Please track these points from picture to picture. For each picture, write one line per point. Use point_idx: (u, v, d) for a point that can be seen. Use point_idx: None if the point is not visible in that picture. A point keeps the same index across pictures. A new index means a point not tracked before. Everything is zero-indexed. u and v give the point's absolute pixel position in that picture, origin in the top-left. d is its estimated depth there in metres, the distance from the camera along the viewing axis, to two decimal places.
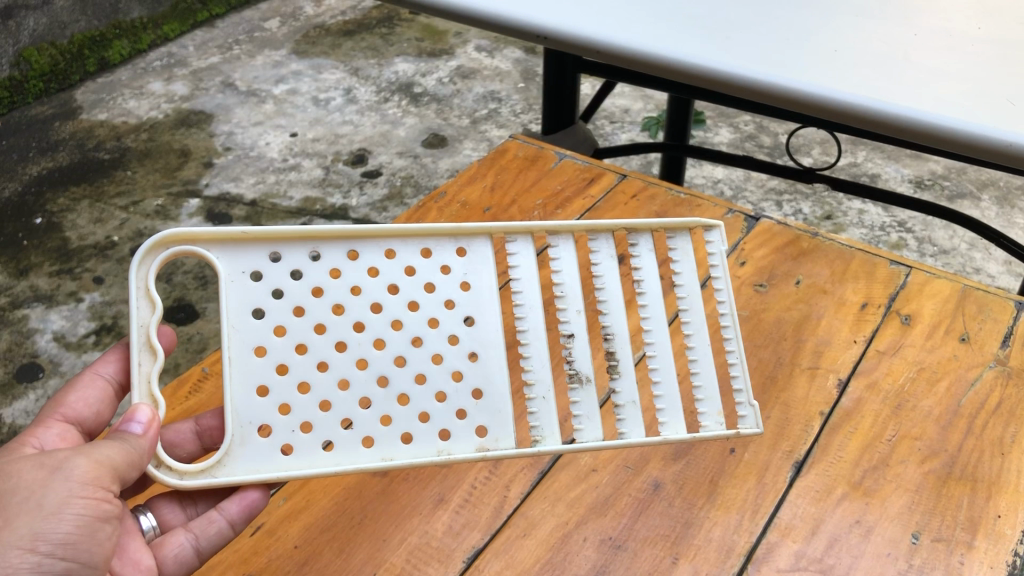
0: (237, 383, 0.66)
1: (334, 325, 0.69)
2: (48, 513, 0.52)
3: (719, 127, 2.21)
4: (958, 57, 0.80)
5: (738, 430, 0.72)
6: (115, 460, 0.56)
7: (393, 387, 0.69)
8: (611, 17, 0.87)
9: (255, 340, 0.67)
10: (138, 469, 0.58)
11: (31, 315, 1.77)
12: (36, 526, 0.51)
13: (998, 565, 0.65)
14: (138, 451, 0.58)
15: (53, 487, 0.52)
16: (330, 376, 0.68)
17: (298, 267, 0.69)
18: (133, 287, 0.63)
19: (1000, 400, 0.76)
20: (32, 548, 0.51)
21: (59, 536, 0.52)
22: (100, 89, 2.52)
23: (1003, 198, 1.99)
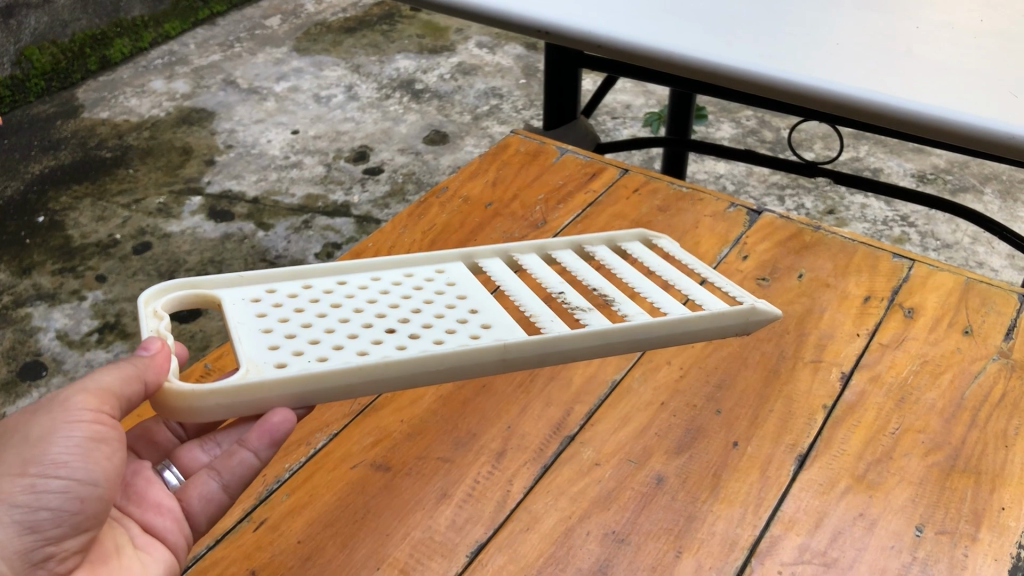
0: (246, 344, 0.64)
1: (334, 312, 0.70)
2: (33, 440, 0.54)
3: (721, 122, 2.21)
4: (962, 51, 0.79)
5: (754, 305, 0.73)
6: (108, 383, 0.56)
7: (403, 330, 0.68)
8: (612, 13, 0.87)
9: (259, 325, 0.67)
10: (139, 384, 0.56)
11: (34, 313, 1.77)
12: (26, 454, 0.53)
13: (1002, 557, 0.64)
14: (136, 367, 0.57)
15: (40, 419, 0.55)
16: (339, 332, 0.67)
17: (291, 291, 0.72)
18: (143, 308, 0.64)
19: (1003, 393, 0.76)
20: (24, 472, 0.53)
21: (58, 455, 0.54)
22: (102, 87, 2.52)
23: (1006, 192, 1.99)
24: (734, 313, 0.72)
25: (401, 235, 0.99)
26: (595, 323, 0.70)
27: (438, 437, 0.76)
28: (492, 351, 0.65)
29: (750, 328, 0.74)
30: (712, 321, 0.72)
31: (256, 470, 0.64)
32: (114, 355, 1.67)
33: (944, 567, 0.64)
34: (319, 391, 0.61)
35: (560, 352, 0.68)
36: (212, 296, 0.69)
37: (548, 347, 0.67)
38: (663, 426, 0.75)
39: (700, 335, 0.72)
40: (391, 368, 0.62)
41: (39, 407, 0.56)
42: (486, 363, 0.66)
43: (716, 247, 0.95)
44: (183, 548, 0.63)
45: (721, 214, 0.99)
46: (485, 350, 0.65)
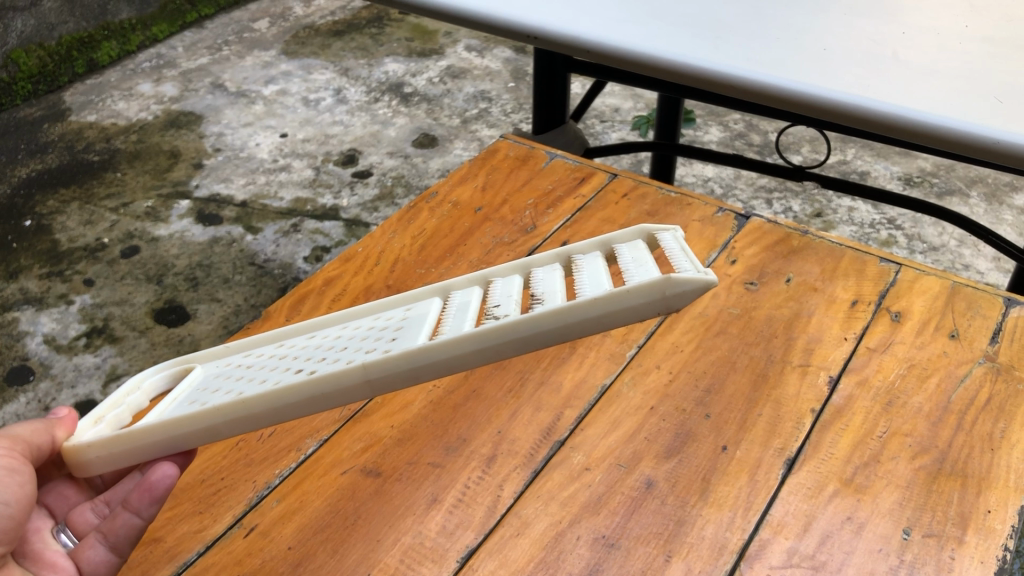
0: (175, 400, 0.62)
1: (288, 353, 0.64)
2: None
3: (709, 125, 2.22)
4: (947, 56, 0.80)
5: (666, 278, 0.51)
6: (19, 431, 0.63)
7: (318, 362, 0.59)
8: (600, 17, 0.87)
9: (203, 386, 0.64)
10: (48, 436, 0.65)
11: (20, 318, 1.75)
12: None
13: (988, 560, 0.64)
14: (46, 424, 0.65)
15: None
16: (258, 375, 0.61)
17: (262, 353, 0.67)
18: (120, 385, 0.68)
19: (990, 396, 0.76)
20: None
21: None
22: (89, 90, 2.51)
23: (991, 195, 2.01)
24: (646, 289, 0.51)
25: (391, 240, 0.99)
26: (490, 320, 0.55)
27: (429, 442, 0.76)
28: (383, 363, 0.54)
29: (675, 306, 0.52)
30: (618, 301, 0.52)
31: (142, 529, 0.64)
32: (101, 360, 1.65)
33: (931, 570, 0.64)
34: (196, 432, 0.57)
35: (453, 359, 0.54)
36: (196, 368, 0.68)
37: (423, 358, 0.54)
38: (653, 430, 0.76)
39: (612, 318, 0.53)
40: (272, 396, 0.55)
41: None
42: (358, 388, 0.55)
43: (705, 252, 0.95)
44: None
45: (709, 219, 1.00)
46: (350, 369, 0.54)
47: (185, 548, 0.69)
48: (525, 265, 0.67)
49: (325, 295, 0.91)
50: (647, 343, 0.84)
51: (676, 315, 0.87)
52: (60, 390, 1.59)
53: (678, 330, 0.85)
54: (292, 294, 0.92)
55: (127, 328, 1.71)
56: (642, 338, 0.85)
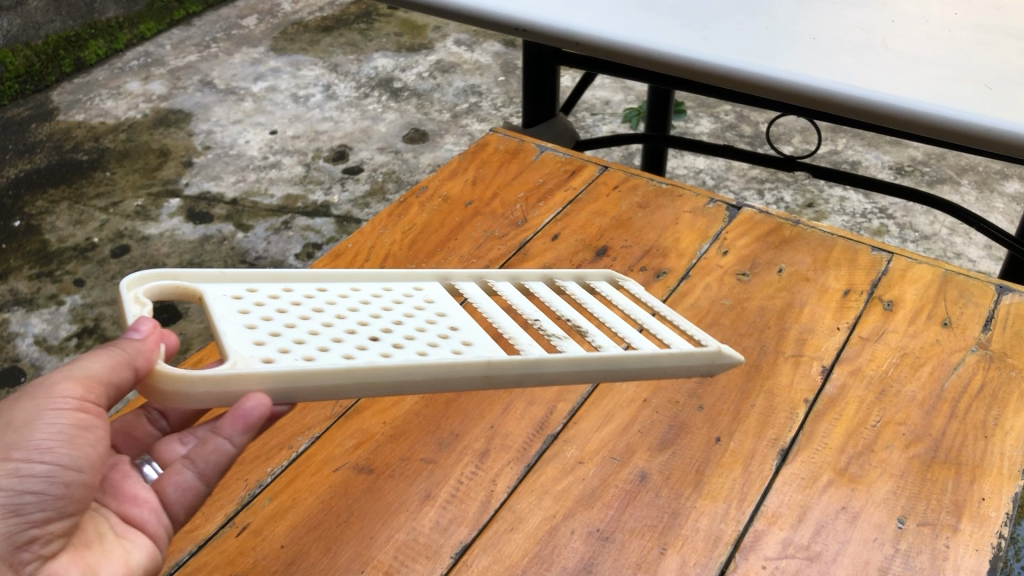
0: (232, 335, 0.55)
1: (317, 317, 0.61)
2: (17, 425, 0.49)
3: (700, 117, 2.22)
4: (935, 44, 0.79)
5: (720, 348, 0.69)
6: (96, 370, 0.51)
7: (386, 341, 0.60)
8: (588, 9, 0.86)
9: (245, 324, 0.57)
10: (129, 370, 0.50)
11: (10, 319, 1.73)
12: (8, 437, 0.48)
13: (983, 547, 0.64)
14: (130, 349, 0.50)
15: (20, 405, 0.50)
16: (325, 336, 0.59)
17: (270, 299, 0.61)
18: (124, 289, 0.55)
19: (982, 384, 0.76)
20: (7, 456, 0.48)
21: (42, 441, 0.49)
22: (77, 89, 2.49)
23: (982, 183, 2.01)
24: (701, 354, 0.69)
25: (381, 235, 0.98)
26: (572, 349, 0.65)
27: (420, 438, 0.75)
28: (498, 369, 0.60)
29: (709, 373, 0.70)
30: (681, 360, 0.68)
31: (234, 457, 0.54)
32: None
33: (926, 559, 0.64)
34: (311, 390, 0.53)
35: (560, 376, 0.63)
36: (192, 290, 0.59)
37: (536, 369, 0.62)
38: (647, 422, 0.75)
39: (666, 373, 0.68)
40: (398, 371, 0.56)
41: (21, 394, 0.51)
42: (476, 379, 0.60)
43: (696, 243, 0.94)
44: (164, 539, 0.55)
45: (701, 210, 0.99)
46: (476, 364, 0.59)
47: (178, 548, 0.68)
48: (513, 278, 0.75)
49: None
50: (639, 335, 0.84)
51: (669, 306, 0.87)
52: None
53: None
54: None
55: (118, 328, 1.70)
56: None
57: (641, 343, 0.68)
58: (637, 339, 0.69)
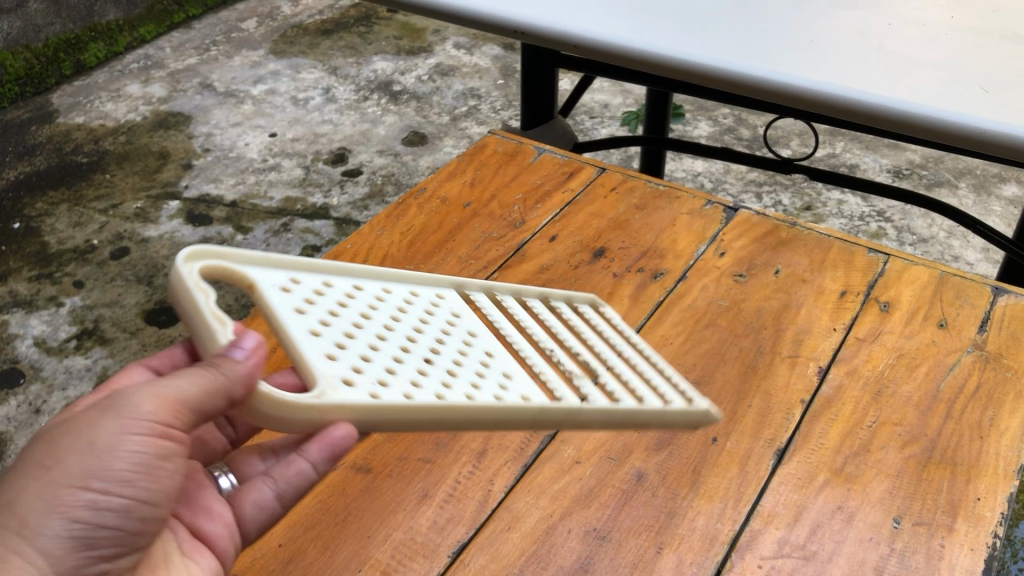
0: (303, 348, 0.53)
1: (370, 325, 0.59)
2: (100, 450, 0.48)
3: (699, 120, 2.22)
4: (932, 47, 0.80)
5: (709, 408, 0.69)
6: (186, 392, 0.48)
7: (441, 366, 0.60)
8: (586, 12, 0.87)
9: (308, 330, 0.55)
10: (224, 397, 0.48)
11: (10, 320, 1.74)
12: (89, 463, 0.47)
13: (978, 547, 0.65)
14: (228, 375, 0.48)
15: (103, 424, 0.48)
16: (383, 353, 0.58)
17: (319, 296, 0.59)
18: (186, 278, 0.51)
19: (978, 384, 0.77)
20: (86, 485, 0.47)
21: (121, 472, 0.48)
22: (77, 92, 2.49)
23: (980, 186, 2.02)
24: (698, 411, 0.68)
25: (379, 236, 0.98)
26: (594, 395, 0.65)
27: (418, 438, 0.76)
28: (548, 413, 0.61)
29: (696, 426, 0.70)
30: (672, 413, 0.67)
31: (313, 481, 0.58)
32: (93, 361, 1.64)
33: (921, 558, 0.64)
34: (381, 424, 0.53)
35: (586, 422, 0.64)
36: (244, 277, 0.56)
37: (574, 417, 0.63)
38: (644, 422, 0.76)
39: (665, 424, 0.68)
40: (468, 413, 0.56)
41: (102, 407, 0.49)
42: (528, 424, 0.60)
43: (693, 245, 0.95)
44: (230, 554, 0.59)
45: (698, 211, 1.00)
46: (529, 410, 0.60)
47: None
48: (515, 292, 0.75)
49: None
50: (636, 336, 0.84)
51: (666, 307, 0.87)
52: (51, 393, 1.58)
53: (667, 323, 0.85)
54: None
55: (117, 329, 1.70)
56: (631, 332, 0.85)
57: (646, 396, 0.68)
58: (643, 390, 0.68)
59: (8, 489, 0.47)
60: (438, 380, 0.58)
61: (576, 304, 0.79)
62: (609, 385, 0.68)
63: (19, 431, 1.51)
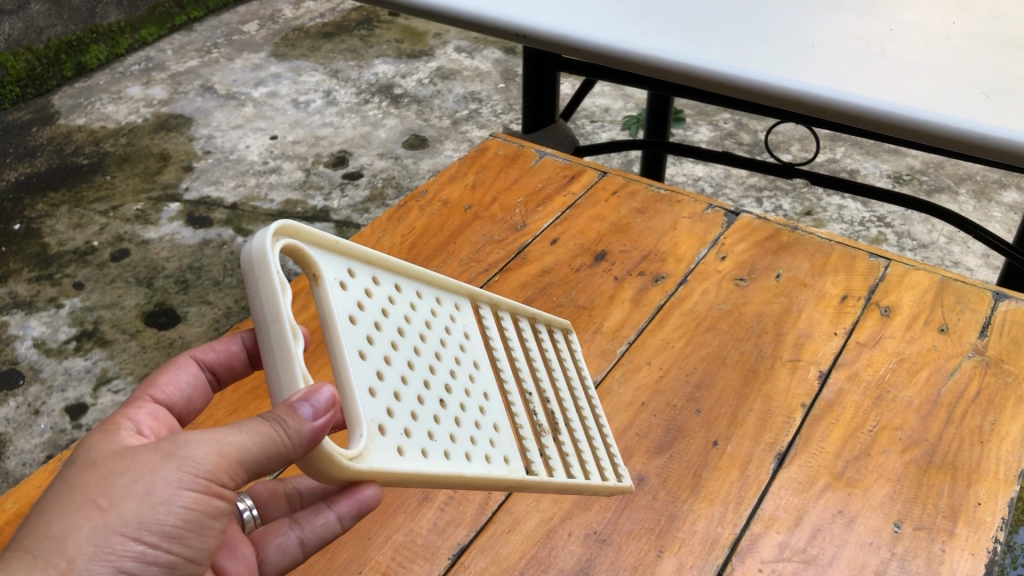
0: (350, 372, 0.51)
1: (404, 346, 0.57)
2: (155, 501, 0.44)
3: (699, 125, 2.23)
4: (932, 52, 0.80)
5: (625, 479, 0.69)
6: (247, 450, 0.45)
7: (452, 413, 0.58)
8: (588, 16, 0.87)
9: (355, 348, 0.52)
10: (282, 461, 0.46)
11: (9, 322, 1.74)
12: (142, 513, 0.44)
13: (979, 552, 0.64)
14: (294, 438, 0.44)
15: (163, 475, 0.45)
16: (411, 387, 0.55)
17: (366, 301, 0.56)
18: (272, 273, 0.47)
19: (979, 389, 0.77)
20: (138, 537, 0.44)
21: (173, 526, 0.45)
22: (78, 94, 2.49)
23: (980, 193, 2.02)
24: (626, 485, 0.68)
25: (380, 239, 0.98)
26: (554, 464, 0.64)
27: None
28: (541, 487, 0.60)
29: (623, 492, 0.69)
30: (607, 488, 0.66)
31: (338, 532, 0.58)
32: (92, 363, 1.64)
33: (922, 563, 0.64)
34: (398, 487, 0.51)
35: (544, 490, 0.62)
36: (311, 265, 0.53)
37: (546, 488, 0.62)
38: (643, 426, 0.76)
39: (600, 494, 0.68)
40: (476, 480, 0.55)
41: (160, 451, 0.46)
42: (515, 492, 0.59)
43: (694, 249, 0.95)
44: None
45: (699, 215, 1.00)
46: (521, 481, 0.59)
47: None
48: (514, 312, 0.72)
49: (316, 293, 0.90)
50: (637, 340, 0.84)
51: (667, 311, 0.87)
52: (50, 395, 1.58)
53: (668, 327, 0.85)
54: None
55: (117, 331, 1.70)
56: (632, 335, 0.85)
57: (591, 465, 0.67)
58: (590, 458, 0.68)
59: (55, 528, 0.43)
60: (449, 433, 0.56)
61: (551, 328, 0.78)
62: (566, 449, 0.67)
63: (18, 432, 1.51)
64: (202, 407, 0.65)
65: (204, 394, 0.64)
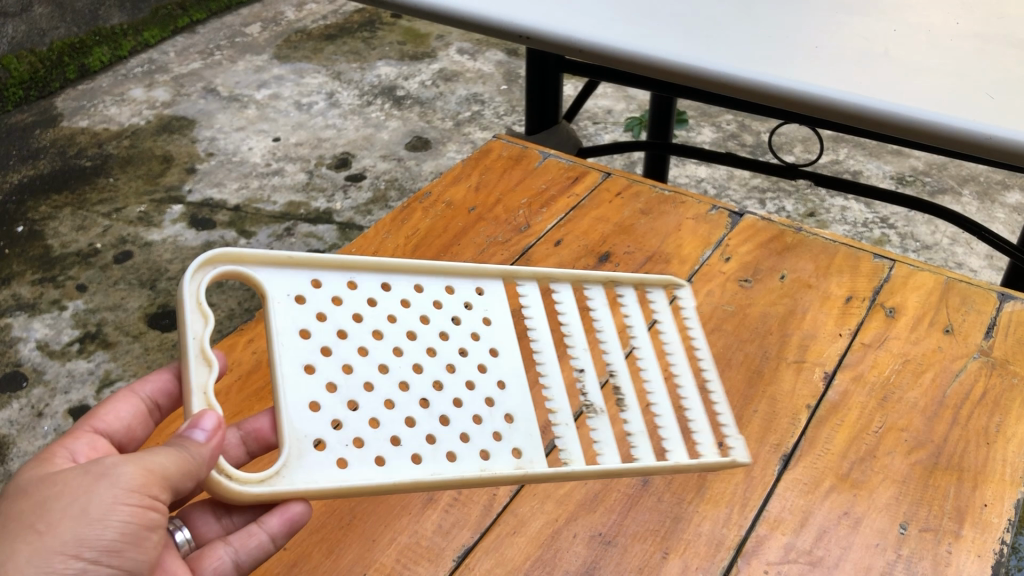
0: (290, 389, 0.60)
1: (374, 352, 0.66)
2: (91, 518, 0.48)
3: (702, 126, 2.23)
4: (936, 53, 0.80)
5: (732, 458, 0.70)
6: (164, 470, 0.51)
7: (427, 417, 0.65)
8: (592, 18, 0.87)
9: (303, 363, 0.62)
10: (193, 480, 0.52)
11: (13, 324, 1.74)
12: (80, 531, 0.48)
13: (985, 554, 0.64)
14: (197, 460, 0.52)
15: (97, 493, 0.49)
16: (376, 395, 0.64)
17: (334, 316, 0.66)
18: (187, 305, 0.58)
19: (984, 391, 0.77)
20: (77, 554, 0.48)
21: (111, 542, 0.49)
22: (81, 96, 2.50)
23: (983, 194, 2.02)
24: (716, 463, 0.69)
25: (384, 240, 0.98)
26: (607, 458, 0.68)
27: None
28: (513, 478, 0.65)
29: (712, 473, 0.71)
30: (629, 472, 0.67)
31: (270, 551, 0.60)
32: (95, 365, 1.64)
33: (928, 565, 0.64)
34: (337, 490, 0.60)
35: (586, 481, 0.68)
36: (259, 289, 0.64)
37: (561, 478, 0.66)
38: (651, 426, 0.76)
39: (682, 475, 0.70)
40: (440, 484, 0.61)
41: (93, 475, 0.50)
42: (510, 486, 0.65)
43: (699, 250, 0.95)
44: None
45: (703, 217, 1.00)
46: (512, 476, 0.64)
47: None
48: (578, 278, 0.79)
49: None
50: None
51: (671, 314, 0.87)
52: (53, 397, 1.58)
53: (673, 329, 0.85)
54: None
55: (120, 333, 1.70)
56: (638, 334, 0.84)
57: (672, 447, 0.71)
58: (672, 438, 0.71)
59: None
60: (424, 437, 0.64)
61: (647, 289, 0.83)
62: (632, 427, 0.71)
63: (21, 434, 1.51)
64: (141, 436, 0.67)
65: (144, 424, 0.67)
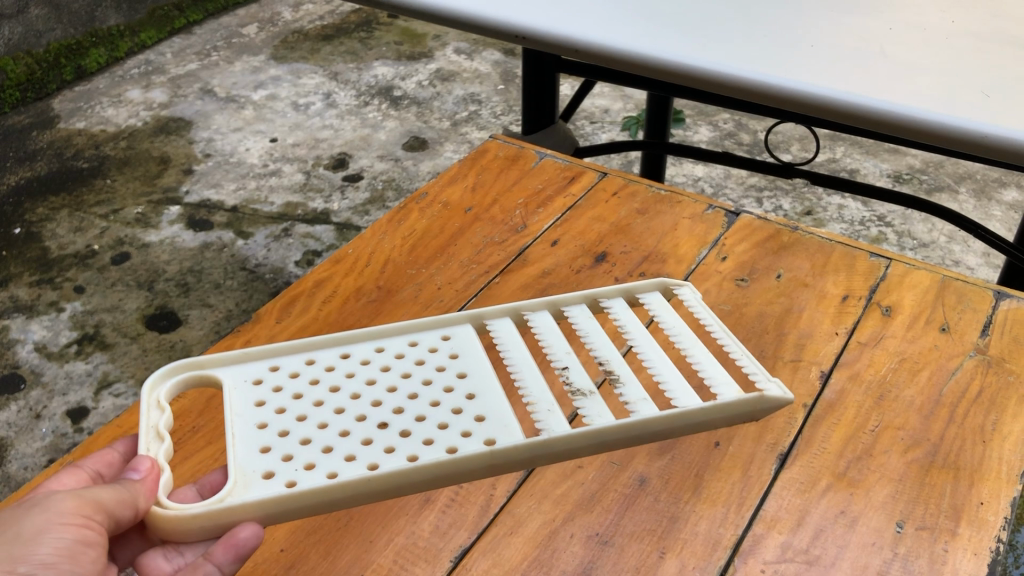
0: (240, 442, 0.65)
1: (330, 400, 0.69)
2: (25, 538, 0.52)
3: (699, 125, 2.23)
4: (932, 52, 0.80)
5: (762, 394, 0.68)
6: (99, 498, 0.55)
7: (386, 434, 0.65)
8: (589, 18, 0.87)
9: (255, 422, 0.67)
10: (131, 509, 0.56)
11: (10, 326, 1.73)
12: (14, 550, 0.51)
13: (981, 552, 0.64)
14: (134, 492, 0.57)
15: (32, 518, 0.53)
16: (331, 431, 0.66)
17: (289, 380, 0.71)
18: (143, 400, 0.66)
19: (980, 389, 0.77)
20: (13, 569, 0.51)
21: (46, 556, 0.52)
22: (78, 97, 2.49)
23: (980, 191, 2.02)
24: (740, 404, 0.68)
25: (381, 241, 0.98)
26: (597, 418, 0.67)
27: None
28: (476, 457, 0.63)
29: (762, 415, 0.69)
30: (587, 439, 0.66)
31: None
32: (93, 366, 1.64)
33: (925, 563, 0.64)
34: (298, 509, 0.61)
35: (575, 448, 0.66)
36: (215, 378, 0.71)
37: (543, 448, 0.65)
38: None
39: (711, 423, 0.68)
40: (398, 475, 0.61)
41: (25, 506, 0.54)
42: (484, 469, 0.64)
43: (695, 249, 0.95)
44: None
45: (699, 216, 1.00)
46: (476, 456, 0.63)
47: None
48: (554, 303, 0.79)
49: (315, 296, 0.90)
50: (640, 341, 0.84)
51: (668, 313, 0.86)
52: (51, 398, 1.58)
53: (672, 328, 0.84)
54: (283, 295, 0.90)
55: (118, 334, 1.70)
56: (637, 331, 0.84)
57: (680, 400, 0.69)
58: (679, 393, 0.70)
59: None
60: (383, 450, 0.64)
61: (637, 294, 0.81)
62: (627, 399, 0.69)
63: (19, 436, 1.51)
64: None
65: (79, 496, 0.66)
